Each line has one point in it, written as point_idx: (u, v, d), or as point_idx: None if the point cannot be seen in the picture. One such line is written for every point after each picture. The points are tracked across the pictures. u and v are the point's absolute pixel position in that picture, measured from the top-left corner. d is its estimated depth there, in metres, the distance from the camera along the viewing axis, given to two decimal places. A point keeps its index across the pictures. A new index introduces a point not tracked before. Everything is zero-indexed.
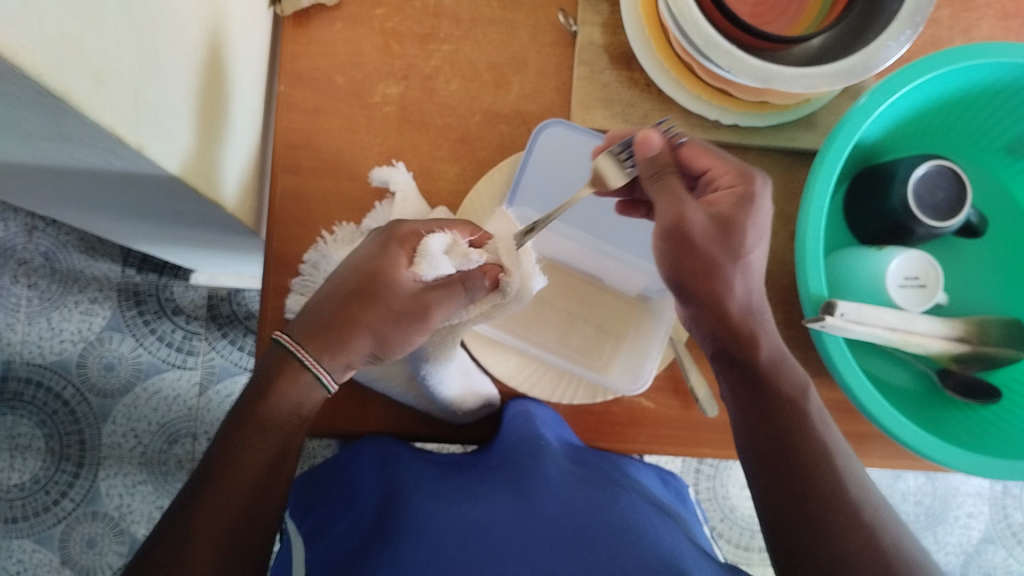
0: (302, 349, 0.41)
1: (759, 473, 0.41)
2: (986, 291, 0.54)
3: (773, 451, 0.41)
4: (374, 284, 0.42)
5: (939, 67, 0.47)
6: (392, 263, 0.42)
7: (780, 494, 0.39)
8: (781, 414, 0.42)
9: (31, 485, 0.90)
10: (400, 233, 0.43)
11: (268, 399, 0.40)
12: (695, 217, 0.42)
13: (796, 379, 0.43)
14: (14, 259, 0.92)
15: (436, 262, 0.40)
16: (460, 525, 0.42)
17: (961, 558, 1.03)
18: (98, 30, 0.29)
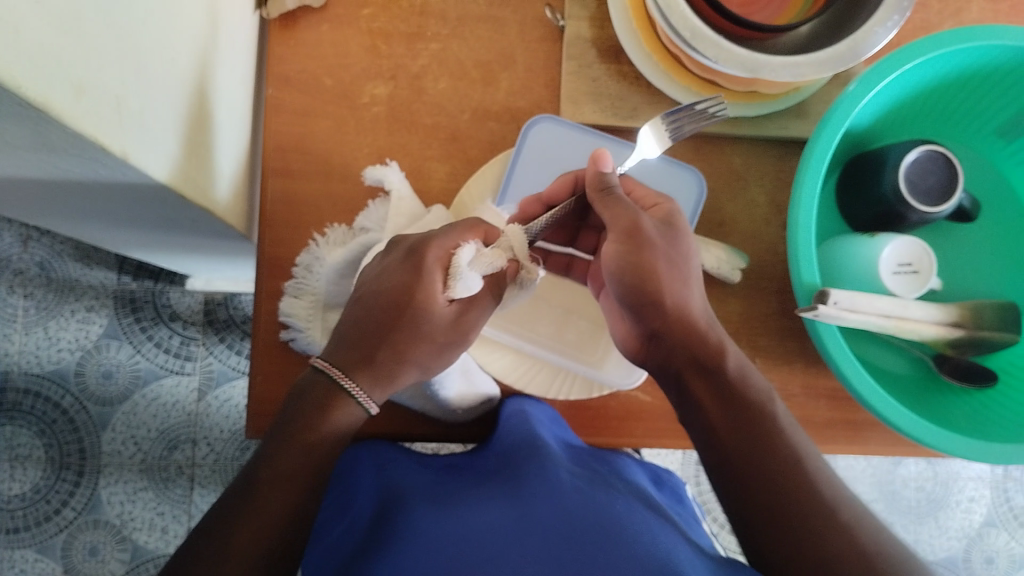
0: (349, 378, 0.40)
1: (727, 472, 0.40)
2: (981, 276, 0.54)
3: (744, 455, 0.40)
4: (416, 317, 0.42)
5: (927, 52, 0.47)
6: (429, 290, 0.42)
7: (747, 499, 0.39)
8: (745, 416, 0.41)
9: (31, 495, 0.90)
10: (428, 257, 0.43)
11: (321, 417, 0.39)
12: (648, 224, 0.43)
13: (760, 385, 0.43)
14: (10, 269, 0.92)
15: (468, 282, 0.42)
16: (457, 532, 0.42)
17: (964, 543, 1.03)
18: (78, 38, 0.29)
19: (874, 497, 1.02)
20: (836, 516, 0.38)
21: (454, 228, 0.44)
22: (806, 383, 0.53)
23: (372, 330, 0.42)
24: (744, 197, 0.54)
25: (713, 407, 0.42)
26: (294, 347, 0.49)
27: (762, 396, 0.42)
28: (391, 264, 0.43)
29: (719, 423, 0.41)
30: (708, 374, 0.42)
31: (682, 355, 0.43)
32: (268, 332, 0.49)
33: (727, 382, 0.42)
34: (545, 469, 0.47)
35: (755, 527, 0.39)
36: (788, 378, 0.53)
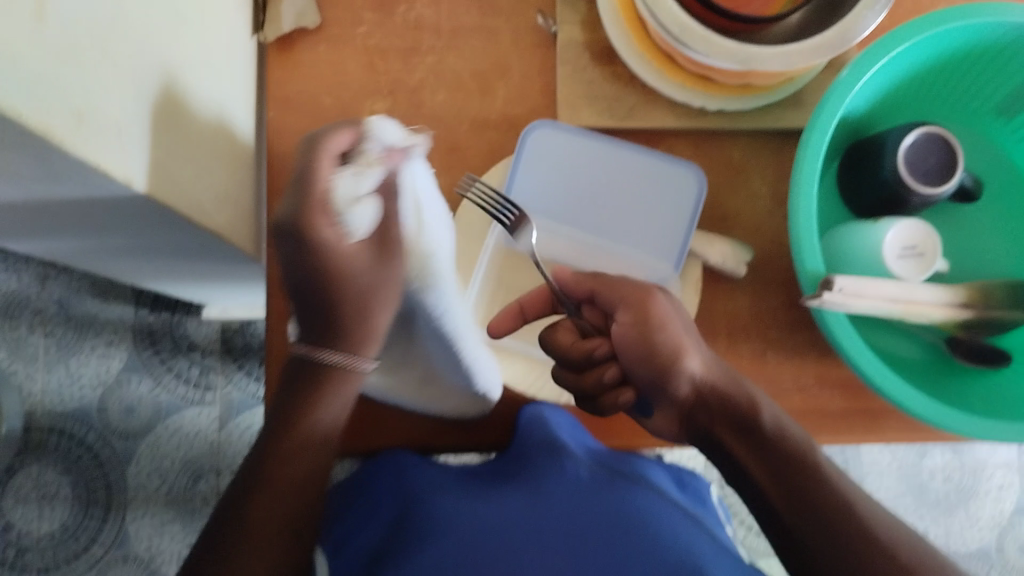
0: (335, 354, 0.41)
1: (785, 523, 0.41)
2: (991, 256, 0.54)
3: (798, 509, 0.40)
4: (343, 275, 0.37)
5: (919, 34, 0.47)
6: (333, 250, 0.36)
7: (807, 545, 0.40)
8: (792, 468, 0.41)
9: (60, 534, 0.91)
10: (302, 220, 0.34)
11: (313, 407, 0.43)
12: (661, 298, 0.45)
13: (796, 431, 0.43)
14: (29, 309, 0.94)
15: (358, 219, 0.36)
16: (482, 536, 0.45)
17: (996, 533, 1.02)
18: (73, 63, 0.30)
19: (902, 491, 1.01)
20: (890, 554, 0.39)
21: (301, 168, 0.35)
22: (819, 374, 0.53)
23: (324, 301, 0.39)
24: (745, 192, 0.54)
25: (753, 463, 0.42)
26: None
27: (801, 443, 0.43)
28: (285, 247, 0.36)
29: (767, 482, 0.42)
30: (744, 436, 0.43)
31: (717, 416, 0.43)
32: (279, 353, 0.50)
33: (763, 438, 0.42)
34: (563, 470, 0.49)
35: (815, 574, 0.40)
36: (801, 369, 0.53)
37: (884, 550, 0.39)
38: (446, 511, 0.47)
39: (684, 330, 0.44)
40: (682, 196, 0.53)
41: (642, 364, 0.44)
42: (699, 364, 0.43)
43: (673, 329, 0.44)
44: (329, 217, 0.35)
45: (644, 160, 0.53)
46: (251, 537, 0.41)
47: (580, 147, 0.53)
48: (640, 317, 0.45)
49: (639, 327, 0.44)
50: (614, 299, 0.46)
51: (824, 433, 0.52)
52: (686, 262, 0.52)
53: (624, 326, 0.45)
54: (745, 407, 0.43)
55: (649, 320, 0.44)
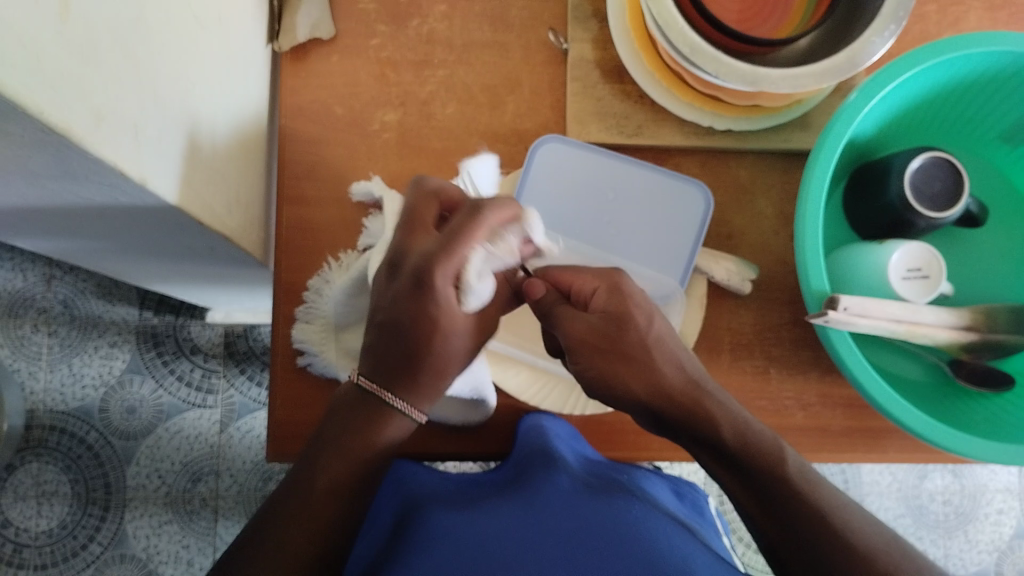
0: (393, 397, 0.41)
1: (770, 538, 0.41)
2: (996, 281, 0.55)
3: (778, 523, 0.40)
4: (444, 340, 0.41)
5: (927, 60, 0.47)
6: (446, 311, 0.40)
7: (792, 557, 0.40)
8: (766, 478, 0.41)
9: (58, 530, 0.91)
10: (436, 277, 0.40)
11: (365, 435, 0.41)
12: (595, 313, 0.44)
13: (768, 438, 0.43)
14: (35, 308, 0.94)
15: (477, 292, 0.40)
16: (473, 536, 0.44)
17: (994, 556, 1.02)
18: (93, 68, 0.30)
19: (901, 512, 1.01)
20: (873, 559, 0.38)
21: (450, 234, 0.40)
22: (821, 393, 0.53)
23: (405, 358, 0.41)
24: (752, 210, 0.54)
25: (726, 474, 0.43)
26: (312, 372, 0.50)
27: (771, 448, 0.43)
28: (400, 288, 0.41)
29: (749, 501, 0.42)
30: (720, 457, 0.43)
31: (684, 431, 0.43)
32: (285, 356, 0.51)
33: (732, 449, 0.42)
34: (554, 478, 0.48)
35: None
36: (804, 388, 0.53)
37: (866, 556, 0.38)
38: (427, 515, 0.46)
39: (619, 359, 0.44)
40: (690, 210, 0.53)
41: (594, 388, 0.44)
42: (647, 386, 0.43)
43: (613, 360, 0.44)
44: (452, 276, 0.40)
45: (655, 177, 0.53)
46: (279, 548, 0.38)
47: (609, 173, 0.54)
48: (591, 351, 0.44)
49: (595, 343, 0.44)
50: (571, 339, 0.44)
51: (825, 452, 0.53)
52: (691, 278, 0.53)
53: (583, 366, 0.44)
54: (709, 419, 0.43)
55: (599, 354, 0.44)
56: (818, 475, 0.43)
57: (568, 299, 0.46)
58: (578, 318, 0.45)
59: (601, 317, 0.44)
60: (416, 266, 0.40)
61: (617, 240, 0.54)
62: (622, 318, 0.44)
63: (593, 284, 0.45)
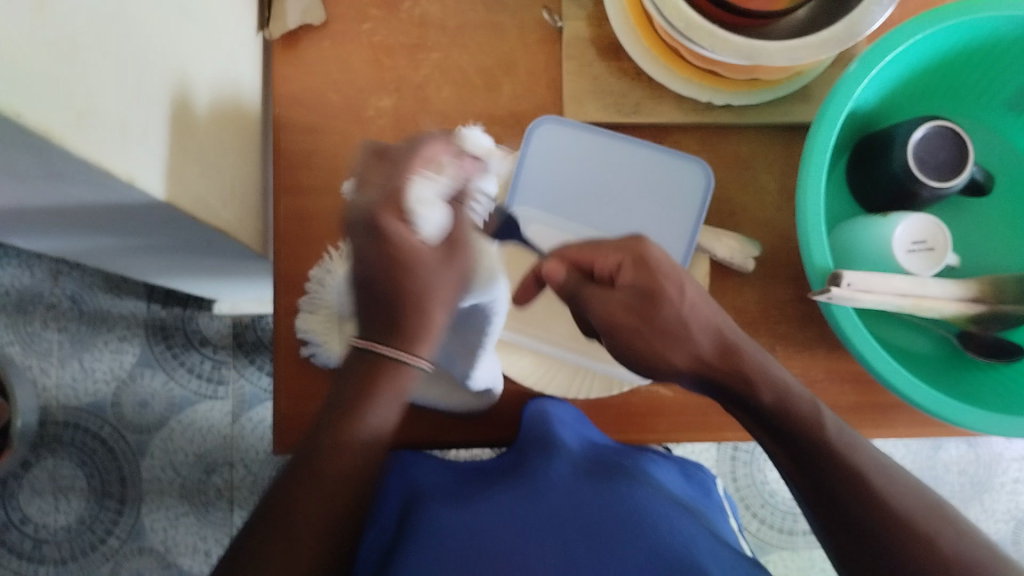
0: (382, 345, 0.41)
1: (809, 500, 0.42)
2: (1004, 250, 0.54)
3: (815, 488, 0.41)
4: (416, 274, 0.40)
5: (928, 27, 0.46)
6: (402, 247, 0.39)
7: (832, 520, 0.40)
8: (801, 443, 0.41)
9: (76, 526, 0.91)
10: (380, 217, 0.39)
11: (357, 411, 0.40)
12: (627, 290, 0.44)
13: (805, 402, 0.43)
14: (43, 305, 0.95)
15: (430, 220, 0.40)
16: (474, 529, 0.45)
17: (1011, 525, 1.01)
18: (72, 65, 0.30)
19: (915, 484, 1.00)
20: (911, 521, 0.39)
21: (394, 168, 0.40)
22: (828, 369, 0.52)
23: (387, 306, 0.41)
24: (754, 186, 0.53)
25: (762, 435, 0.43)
26: (315, 362, 0.50)
27: (809, 413, 0.42)
28: (358, 239, 0.40)
29: (786, 462, 0.42)
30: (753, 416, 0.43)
31: (727, 396, 0.44)
32: (288, 344, 0.51)
33: (767, 413, 0.42)
34: (550, 466, 0.49)
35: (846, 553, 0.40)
36: (810, 364, 0.52)
37: (905, 518, 0.39)
38: (443, 505, 0.47)
39: (656, 337, 0.44)
40: (690, 188, 0.52)
41: (633, 363, 0.45)
42: (686, 358, 0.44)
43: (643, 336, 0.44)
44: (401, 213, 0.39)
45: (655, 156, 0.53)
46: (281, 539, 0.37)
47: (603, 147, 0.53)
48: (618, 332, 0.45)
49: (624, 310, 0.44)
50: (604, 321, 0.45)
51: None
52: (694, 256, 0.52)
53: (614, 344, 0.45)
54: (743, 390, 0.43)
55: (627, 332, 0.44)
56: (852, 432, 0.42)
57: (589, 276, 0.45)
58: (612, 299, 0.44)
59: (633, 295, 0.44)
60: (363, 211, 0.40)
61: (619, 221, 0.54)
62: (649, 292, 0.44)
63: (617, 259, 0.44)
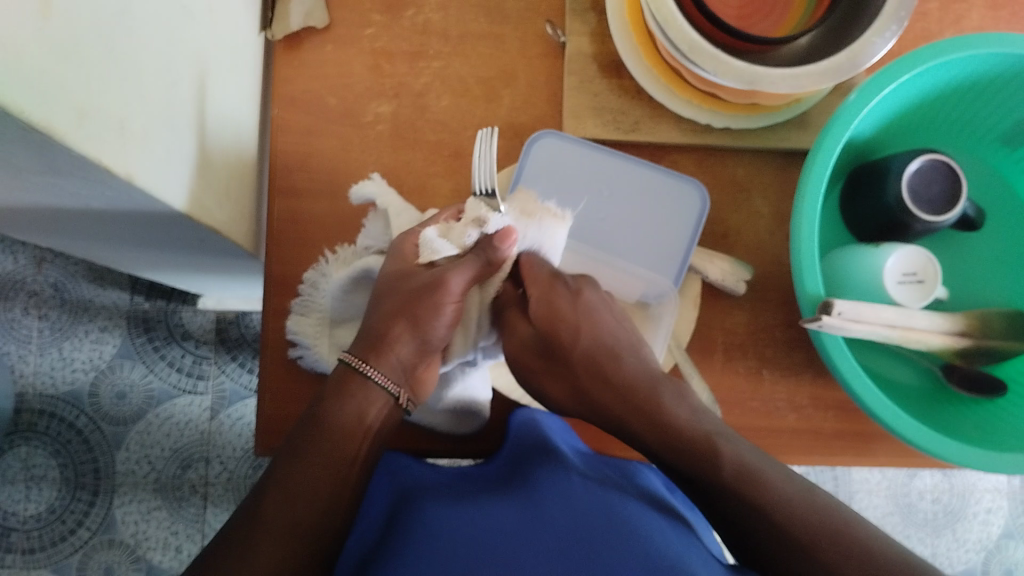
0: (360, 360, 0.46)
1: (716, 507, 0.44)
2: (992, 285, 0.54)
3: (716, 491, 0.43)
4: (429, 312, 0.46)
5: (927, 61, 0.47)
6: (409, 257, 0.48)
7: (734, 520, 0.43)
8: (699, 458, 0.44)
9: (46, 515, 0.90)
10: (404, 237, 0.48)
11: (328, 410, 0.44)
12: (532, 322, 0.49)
13: (710, 421, 0.46)
14: (25, 291, 0.94)
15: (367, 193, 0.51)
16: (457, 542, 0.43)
17: (982, 555, 1.02)
18: (78, 63, 0.29)
19: (890, 510, 1.01)
20: (832, 528, 0.40)
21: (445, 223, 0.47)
22: (815, 395, 0.53)
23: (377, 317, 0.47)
24: (747, 209, 0.54)
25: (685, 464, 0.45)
26: (302, 364, 0.50)
27: (709, 433, 0.45)
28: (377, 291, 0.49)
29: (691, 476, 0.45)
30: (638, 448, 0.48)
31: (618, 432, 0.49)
32: (275, 349, 0.50)
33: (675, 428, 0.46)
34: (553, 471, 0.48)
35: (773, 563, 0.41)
36: (796, 390, 0.52)
37: (828, 523, 0.40)
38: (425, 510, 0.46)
39: (545, 369, 0.50)
40: (686, 209, 0.53)
41: (537, 385, 0.50)
42: (567, 396, 0.50)
43: (536, 375, 0.50)
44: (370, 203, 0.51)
45: (652, 174, 0.53)
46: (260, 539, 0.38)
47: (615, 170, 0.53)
48: (524, 354, 0.49)
49: (536, 360, 0.49)
50: (514, 346, 0.49)
51: (817, 454, 0.52)
52: (685, 278, 0.53)
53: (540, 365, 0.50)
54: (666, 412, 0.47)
55: (529, 370, 0.49)
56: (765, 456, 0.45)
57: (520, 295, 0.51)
58: (516, 329, 0.49)
59: (535, 333, 0.49)
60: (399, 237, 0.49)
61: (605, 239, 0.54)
62: (547, 335, 0.49)
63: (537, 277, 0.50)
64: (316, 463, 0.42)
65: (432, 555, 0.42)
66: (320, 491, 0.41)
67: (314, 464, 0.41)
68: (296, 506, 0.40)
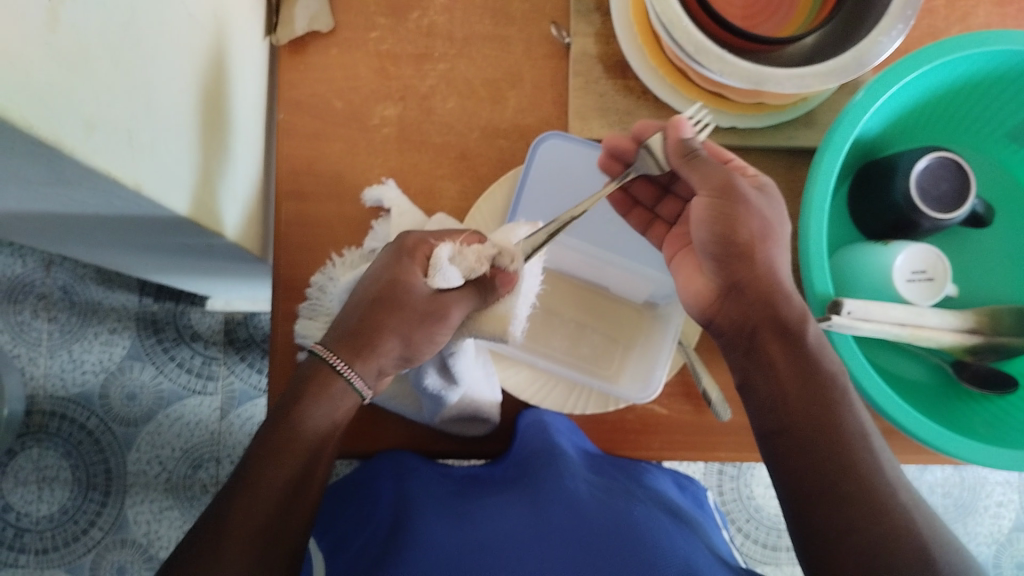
0: (335, 355, 0.42)
1: (789, 452, 0.40)
2: (1001, 280, 0.54)
3: (805, 420, 0.39)
4: (423, 321, 0.43)
5: (933, 60, 0.46)
6: (411, 277, 0.43)
7: (805, 472, 0.39)
8: (817, 389, 0.40)
9: (59, 516, 0.91)
10: (415, 244, 0.45)
11: (300, 409, 0.39)
12: (742, 184, 0.44)
13: (835, 360, 0.42)
14: (34, 294, 0.94)
15: (384, 195, 0.51)
16: (468, 546, 0.43)
17: (994, 548, 1.03)
18: (86, 77, 0.29)
19: None
20: (894, 498, 0.37)
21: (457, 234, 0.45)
22: None
23: (358, 315, 0.43)
24: None
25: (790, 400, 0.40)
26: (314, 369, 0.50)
27: (836, 372, 0.41)
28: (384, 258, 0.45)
29: (793, 398, 0.40)
30: (785, 340, 0.42)
31: (770, 329, 0.42)
32: (284, 354, 0.50)
33: (802, 352, 0.41)
34: (561, 478, 0.48)
35: (813, 507, 0.38)
36: None
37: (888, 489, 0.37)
38: (431, 522, 0.45)
39: (756, 237, 0.43)
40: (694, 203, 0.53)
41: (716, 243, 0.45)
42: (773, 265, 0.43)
43: (738, 217, 0.44)
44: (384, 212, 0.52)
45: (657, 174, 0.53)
46: (226, 537, 0.34)
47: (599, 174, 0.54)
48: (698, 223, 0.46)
49: (724, 221, 0.44)
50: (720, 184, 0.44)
51: None
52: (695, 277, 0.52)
53: (711, 207, 0.45)
54: (797, 316, 0.42)
55: (727, 218, 0.44)
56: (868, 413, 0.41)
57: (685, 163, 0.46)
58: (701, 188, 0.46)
59: (716, 188, 0.44)
60: (407, 238, 0.45)
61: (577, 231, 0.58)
62: (730, 189, 0.44)
63: (716, 173, 0.45)
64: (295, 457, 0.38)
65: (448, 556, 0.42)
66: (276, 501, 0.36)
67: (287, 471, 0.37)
68: (260, 517, 0.35)
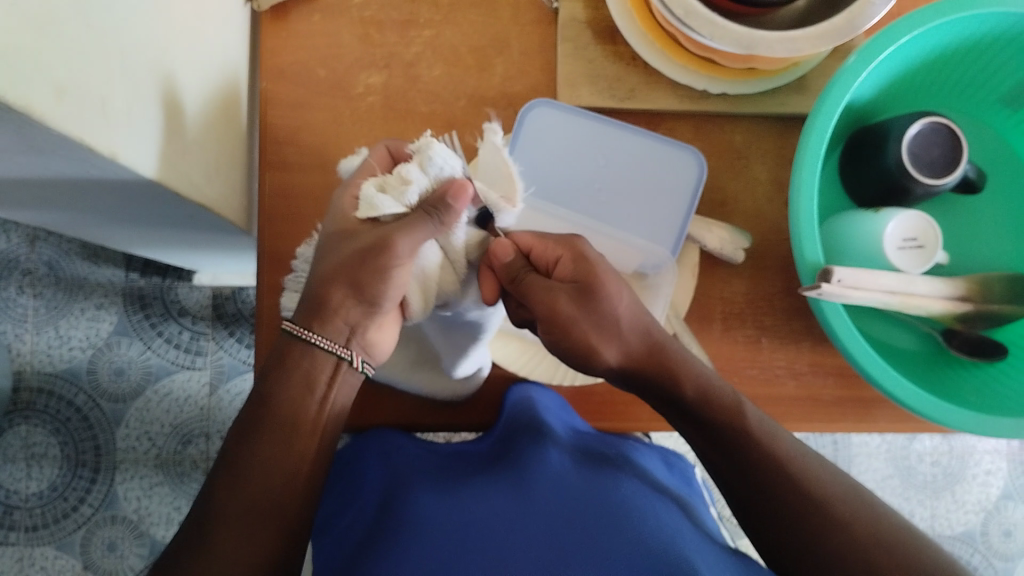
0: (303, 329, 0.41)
1: (741, 494, 0.41)
2: (994, 248, 0.53)
3: (733, 462, 0.42)
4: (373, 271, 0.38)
5: (925, 22, 0.46)
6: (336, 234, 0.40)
7: (753, 500, 0.41)
8: (727, 439, 0.42)
9: (49, 492, 0.90)
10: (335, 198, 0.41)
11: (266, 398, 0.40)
12: (566, 303, 0.42)
13: (727, 392, 0.43)
14: (19, 270, 0.93)
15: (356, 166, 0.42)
16: (446, 525, 0.42)
17: (981, 517, 1.02)
18: (57, 40, 0.29)
19: (889, 473, 1.02)
20: (830, 506, 0.39)
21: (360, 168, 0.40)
22: (814, 361, 0.52)
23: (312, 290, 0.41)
24: (745, 176, 0.53)
25: (690, 429, 0.43)
26: None
27: (731, 404, 0.43)
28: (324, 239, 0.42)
29: (722, 461, 0.42)
30: (676, 410, 0.43)
31: (648, 389, 0.44)
32: (270, 327, 0.49)
33: (692, 407, 0.43)
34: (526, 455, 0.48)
35: (763, 526, 0.40)
36: (796, 357, 0.52)
37: (817, 488, 0.40)
38: (416, 511, 0.43)
39: (592, 327, 0.42)
40: (685, 173, 0.52)
41: (569, 358, 0.43)
42: (618, 354, 0.43)
43: (581, 326, 0.42)
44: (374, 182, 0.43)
45: (643, 140, 0.52)
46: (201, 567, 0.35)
47: (588, 137, 0.53)
48: (558, 324, 0.42)
49: (555, 335, 0.43)
50: (546, 312, 0.42)
51: (816, 420, 0.52)
52: (684, 247, 0.52)
53: (553, 336, 0.43)
54: (668, 386, 0.43)
55: (563, 323, 0.42)
56: (778, 425, 0.43)
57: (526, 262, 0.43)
58: (554, 291, 0.42)
59: (570, 289, 0.42)
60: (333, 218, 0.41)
61: (621, 201, 0.54)
62: (588, 283, 0.42)
63: (556, 253, 0.43)
64: (271, 474, 0.38)
65: (435, 540, 0.41)
66: (261, 527, 0.37)
67: (269, 487, 0.38)
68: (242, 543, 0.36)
